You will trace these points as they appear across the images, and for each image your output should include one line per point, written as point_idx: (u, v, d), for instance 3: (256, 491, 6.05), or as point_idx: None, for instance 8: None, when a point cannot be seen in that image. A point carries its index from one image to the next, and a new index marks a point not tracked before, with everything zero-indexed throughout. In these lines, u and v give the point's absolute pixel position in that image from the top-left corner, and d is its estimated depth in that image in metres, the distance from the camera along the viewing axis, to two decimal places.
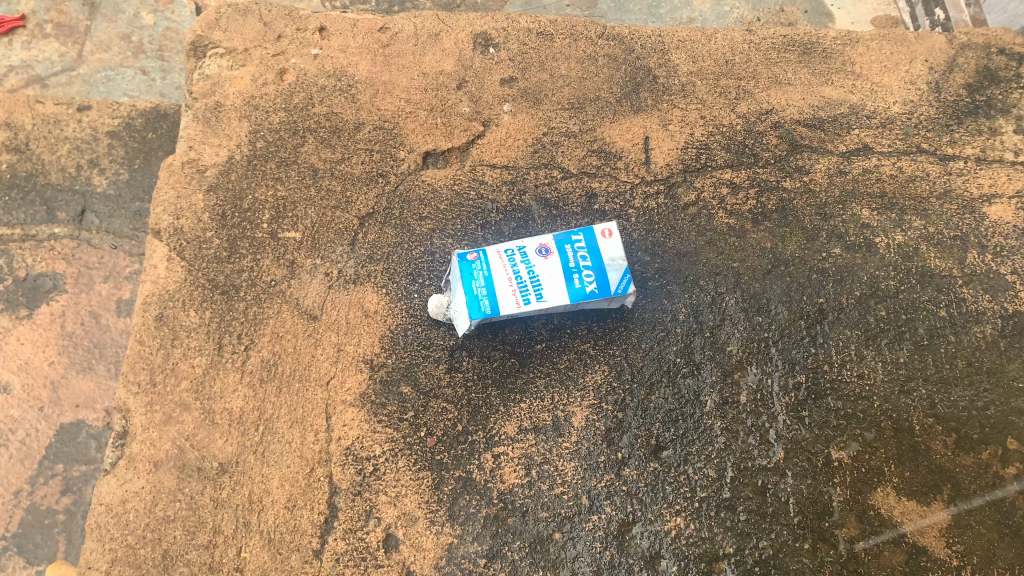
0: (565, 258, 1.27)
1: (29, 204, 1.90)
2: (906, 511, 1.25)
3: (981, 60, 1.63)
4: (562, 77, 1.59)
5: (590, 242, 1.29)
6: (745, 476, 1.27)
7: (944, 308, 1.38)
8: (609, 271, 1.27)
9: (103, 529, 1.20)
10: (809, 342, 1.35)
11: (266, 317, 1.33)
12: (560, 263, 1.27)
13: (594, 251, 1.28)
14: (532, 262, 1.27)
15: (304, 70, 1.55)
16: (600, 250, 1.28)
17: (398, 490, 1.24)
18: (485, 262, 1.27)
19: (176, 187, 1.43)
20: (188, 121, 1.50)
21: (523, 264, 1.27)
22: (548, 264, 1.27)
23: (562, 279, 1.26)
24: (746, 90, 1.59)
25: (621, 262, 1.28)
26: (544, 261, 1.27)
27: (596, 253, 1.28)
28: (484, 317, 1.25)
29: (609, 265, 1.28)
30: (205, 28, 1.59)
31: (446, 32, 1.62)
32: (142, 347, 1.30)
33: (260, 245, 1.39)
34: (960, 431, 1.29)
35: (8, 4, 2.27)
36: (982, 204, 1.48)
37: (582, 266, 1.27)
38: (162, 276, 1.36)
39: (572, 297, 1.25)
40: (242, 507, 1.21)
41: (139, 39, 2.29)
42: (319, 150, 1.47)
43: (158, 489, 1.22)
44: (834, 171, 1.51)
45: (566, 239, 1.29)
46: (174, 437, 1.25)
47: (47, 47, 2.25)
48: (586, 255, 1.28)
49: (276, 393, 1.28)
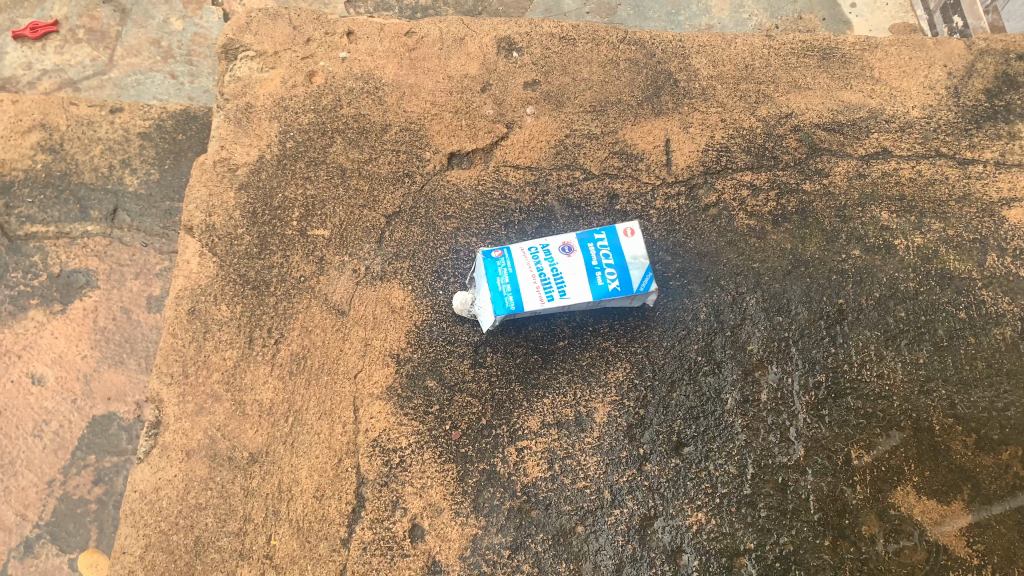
0: (588, 256, 1.29)
1: (62, 203, 1.94)
2: (926, 510, 1.26)
3: (1000, 66, 1.65)
4: (585, 80, 1.61)
5: (613, 240, 1.31)
6: (766, 473, 1.29)
7: (964, 310, 1.40)
8: (631, 269, 1.29)
9: (137, 515, 1.23)
10: (829, 341, 1.37)
11: (296, 312, 1.36)
12: (582, 261, 1.29)
13: (617, 249, 1.30)
14: (555, 260, 1.29)
15: (332, 73, 1.59)
16: (622, 248, 1.30)
17: (424, 482, 1.26)
18: (510, 259, 1.29)
19: (208, 185, 1.47)
20: (220, 121, 1.54)
21: (546, 262, 1.29)
22: (571, 262, 1.29)
23: (586, 277, 1.28)
24: (766, 94, 1.61)
25: (643, 260, 1.30)
26: (567, 259, 1.29)
27: (619, 251, 1.30)
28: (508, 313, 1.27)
29: (631, 263, 1.30)
30: (237, 31, 1.64)
31: (471, 36, 1.66)
32: (175, 339, 1.34)
33: (290, 242, 1.42)
34: (980, 431, 1.30)
35: (43, 10, 2.34)
36: (1001, 207, 1.49)
37: (604, 264, 1.29)
38: (195, 271, 1.39)
39: (594, 295, 1.28)
40: (272, 496, 1.24)
41: (168, 44, 2.35)
42: (347, 150, 1.51)
43: (190, 478, 1.25)
44: (854, 174, 1.53)
45: (589, 237, 1.31)
46: (206, 427, 1.28)
47: (79, 51, 2.31)
48: (609, 254, 1.30)
49: (305, 386, 1.31)
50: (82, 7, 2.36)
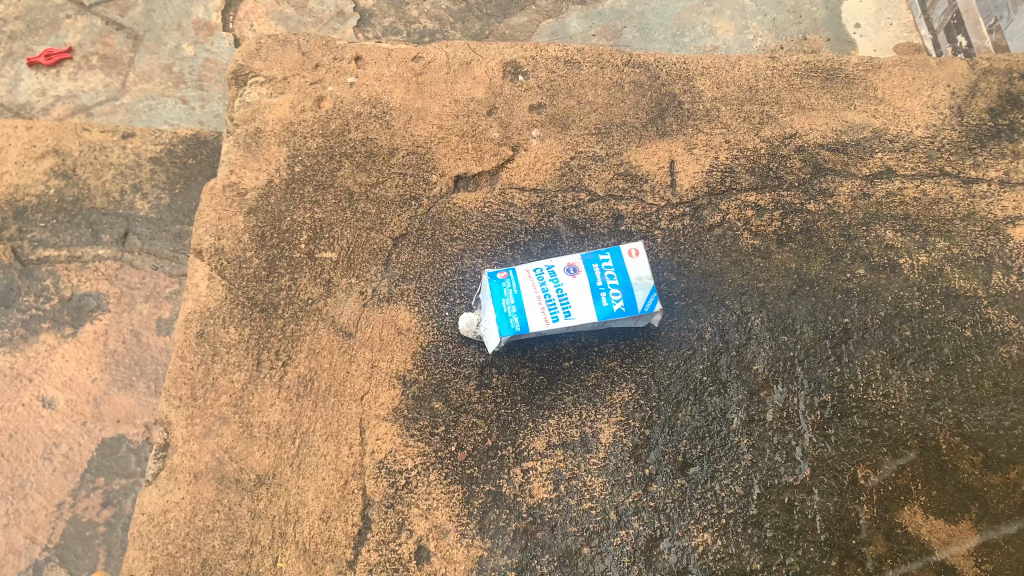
0: (593, 277, 1.30)
1: (75, 227, 1.96)
2: (933, 530, 1.25)
3: (1003, 85, 1.66)
4: (589, 103, 1.63)
5: (617, 262, 1.32)
6: (772, 493, 1.29)
7: (970, 328, 1.40)
8: (636, 290, 1.30)
9: (145, 538, 1.24)
10: (834, 361, 1.37)
11: (303, 334, 1.38)
12: (587, 282, 1.30)
13: (621, 271, 1.31)
14: (560, 281, 1.30)
15: (340, 98, 1.61)
16: (627, 269, 1.31)
17: (430, 503, 1.27)
18: (515, 281, 1.30)
19: (218, 209, 1.49)
20: (229, 146, 1.56)
21: (551, 283, 1.30)
22: (577, 284, 1.30)
23: (591, 298, 1.29)
24: (770, 115, 1.63)
25: (647, 282, 1.31)
26: (571, 280, 1.30)
27: (624, 272, 1.31)
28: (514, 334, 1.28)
29: (636, 284, 1.31)
30: (247, 57, 1.67)
31: (477, 61, 1.68)
32: (184, 362, 1.35)
33: (298, 265, 1.44)
34: (987, 450, 1.30)
35: (58, 37, 2.38)
36: (1007, 226, 1.49)
37: (609, 286, 1.30)
38: (204, 294, 1.41)
39: (600, 316, 1.28)
40: (279, 518, 1.25)
41: (180, 70, 2.38)
42: (354, 174, 1.52)
43: (198, 500, 1.26)
44: (858, 194, 1.53)
45: (593, 259, 1.32)
46: (214, 449, 1.29)
47: (93, 78, 2.35)
48: (614, 275, 1.31)
49: (312, 407, 1.32)
50: (95, 34, 2.40)
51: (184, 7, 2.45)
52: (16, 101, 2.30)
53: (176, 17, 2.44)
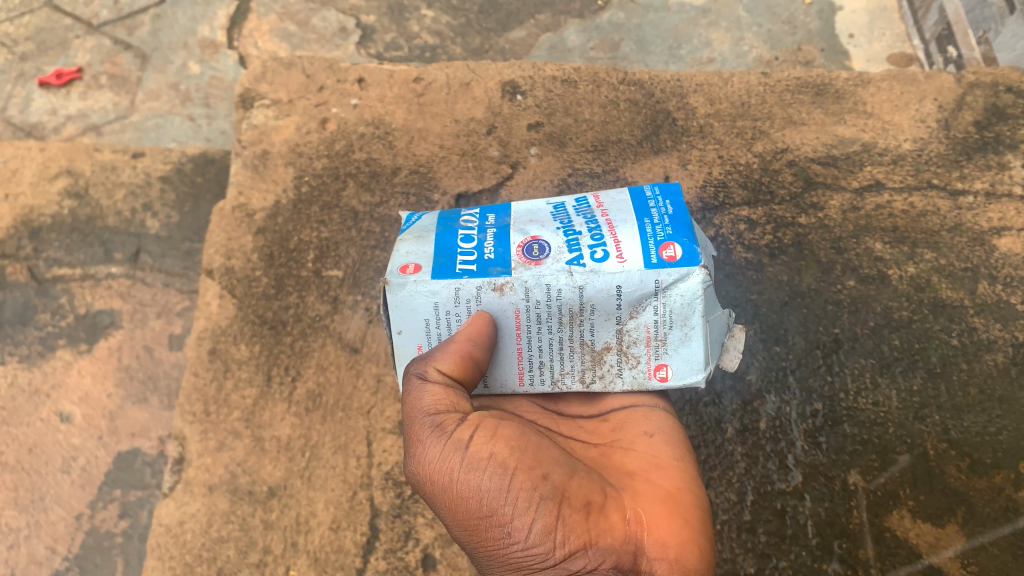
0: (639, 198, 1.10)
1: (88, 246, 1.94)
2: (921, 534, 1.30)
3: (989, 99, 1.68)
4: (586, 121, 1.68)
5: (666, 189, 1.11)
6: (765, 500, 1.36)
7: (956, 337, 1.42)
8: (675, 301, 1.01)
9: (163, 548, 1.35)
10: (825, 371, 1.42)
11: (311, 350, 1.43)
12: (631, 215, 1.07)
13: (672, 195, 1.09)
14: (519, 242, 1.06)
15: (344, 120, 1.66)
16: (683, 196, 1.09)
17: (436, 512, 1.32)
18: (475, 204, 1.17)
19: (227, 229, 1.56)
20: (238, 168, 1.63)
21: (499, 227, 1.09)
22: (582, 236, 1.05)
23: (573, 254, 1.03)
24: (761, 130, 1.67)
25: (696, 300, 1.00)
26: (541, 233, 1.07)
27: (692, 299, 1.01)
28: (433, 263, 1.05)
29: (631, 276, 1.00)
30: (253, 80, 1.73)
31: (476, 81, 1.72)
32: (197, 378, 1.43)
33: (305, 283, 1.48)
34: (973, 456, 1.33)
35: (68, 57, 2.48)
36: (993, 237, 1.51)
37: (604, 241, 1.03)
38: (215, 312, 1.48)
39: (613, 282, 1.00)
40: (290, 528, 1.33)
41: (187, 88, 2.44)
42: (359, 194, 1.57)
43: (212, 511, 1.36)
44: (848, 208, 1.56)
45: (635, 189, 1.12)
46: (227, 463, 1.38)
47: (101, 97, 2.43)
48: (664, 202, 1.08)
49: (321, 421, 1.38)
50: (104, 53, 2.48)
51: (190, 25, 2.52)
52: (29, 121, 2.41)
53: (182, 35, 2.50)
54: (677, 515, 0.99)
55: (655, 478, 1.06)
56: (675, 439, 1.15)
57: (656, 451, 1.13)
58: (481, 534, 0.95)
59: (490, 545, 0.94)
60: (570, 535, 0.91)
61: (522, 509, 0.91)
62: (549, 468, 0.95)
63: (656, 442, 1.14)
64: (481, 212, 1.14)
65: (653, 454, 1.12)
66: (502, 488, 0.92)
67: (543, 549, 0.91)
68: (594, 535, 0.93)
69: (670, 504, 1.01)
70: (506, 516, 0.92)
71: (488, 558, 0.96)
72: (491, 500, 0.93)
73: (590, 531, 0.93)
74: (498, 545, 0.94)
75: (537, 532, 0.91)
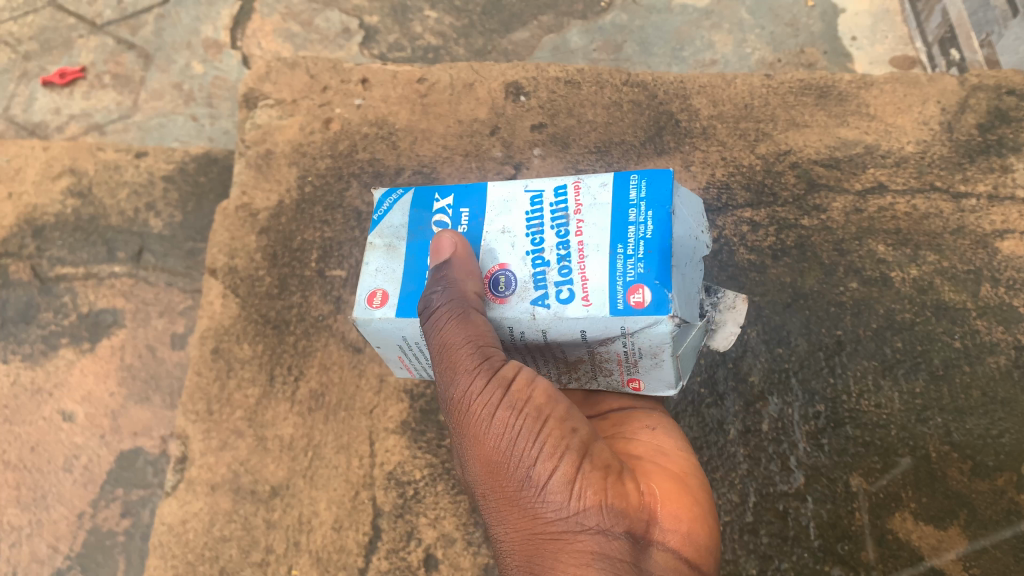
0: (620, 200, 0.95)
1: (91, 245, 1.94)
2: (923, 536, 1.30)
3: (992, 101, 1.67)
4: (590, 122, 1.68)
5: (654, 181, 0.95)
6: (767, 501, 1.36)
7: (959, 339, 1.42)
8: (644, 344, 0.91)
9: (165, 547, 1.36)
10: (828, 372, 1.42)
11: (314, 349, 1.43)
12: (606, 234, 0.94)
13: (658, 196, 0.94)
14: (486, 271, 0.99)
15: (348, 120, 1.67)
16: (670, 198, 0.93)
17: (438, 512, 1.31)
18: (450, 188, 1.06)
19: (231, 229, 1.56)
20: (242, 168, 1.63)
21: (470, 242, 1.01)
22: (549, 264, 0.95)
23: (539, 291, 0.94)
24: (764, 132, 1.67)
25: (665, 346, 0.89)
26: (510, 259, 0.98)
27: (662, 341, 0.89)
28: (402, 294, 1.02)
29: (594, 323, 0.90)
30: (257, 81, 1.73)
31: (480, 82, 1.72)
32: (200, 378, 1.44)
33: (308, 283, 1.49)
34: (975, 458, 1.33)
35: (72, 57, 2.49)
36: (996, 239, 1.51)
37: (571, 276, 0.93)
38: (218, 311, 1.49)
39: (576, 326, 0.92)
40: (292, 528, 1.33)
41: (190, 88, 2.45)
42: (362, 194, 1.57)
43: (215, 510, 1.36)
44: (851, 210, 1.56)
45: (619, 178, 0.97)
46: (230, 462, 1.38)
47: (105, 97, 2.44)
48: (646, 212, 0.93)
49: (324, 420, 1.38)
50: (107, 53, 2.49)
51: (193, 25, 2.52)
52: (32, 121, 2.42)
53: (186, 35, 2.51)
54: (684, 493, 1.03)
55: (662, 463, 1.10)
56: (675, 432, 1.18)
57: (660, 441, 1.15)
58: (500, 476, 0.95)
59: (506, 488, 0.95)
60: (589, 489, 0.92)
61: (548, 455, 0.93)
62: (577, 424, 0.97)
63: (659, 434, 1.16)
64: (454, 207, 1.05)
65: (656, 443, 1.14)
66: (533, 434, 0.94)
67: (561, 498, 0.92)
68: (615, 493, 0.93)
69: (678, 485, 1.04)
70: (532, 461, 0.93)
71: (501, 503, 0.96)
72: (519, 444, 0.94)
73: (610, 489, 0.93)
74: (517, 490, 0.94)
75: (557, 480, 0.92)
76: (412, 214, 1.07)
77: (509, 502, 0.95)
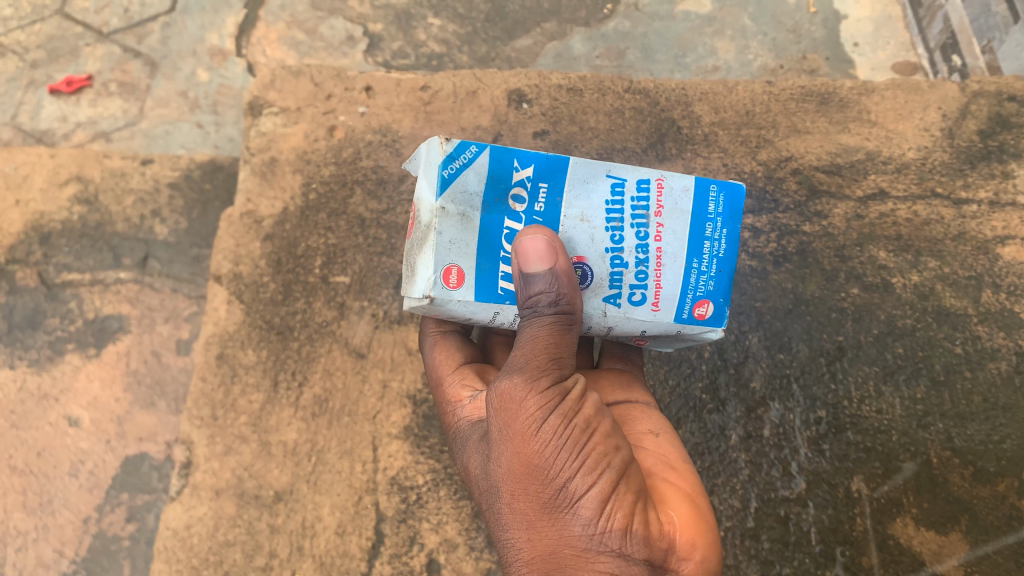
0: (700, 211, 0.97)
1: (97, 251, 1.96)
2: (925, 541, 1.31)
3: (993, 107, 1.68)
4: (591, 129, 1.69)
5: (730, 197, 0.98)
6: (768, 507, 1.37)
7: (960, 345, 1.42)
8: (685, 340, 1.03)
9: (170, 551, 1.36)
10: (829, 378, 1.43)
11: (318, 355, 1.45)
12: (684, 245, 0.97)
13: (732, 214, 0.99)
14: None
15: (352, 127, 1.68)
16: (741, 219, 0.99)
17: (440, 517, 1.34)
18: (531, 156, 0.93)
19: (235, 236, 1.56)
20: (246, 175, 1.63)
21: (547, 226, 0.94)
22: (627, 266, 0.96)
23: (613, 291, 0.97)
24: (766, 139, 1.68)
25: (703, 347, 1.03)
26: (589, 252, 0.95)
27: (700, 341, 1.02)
28: (478, 274, 0.93)
29: (659, 326, 0.99)
30: (262, 88, 1.73)
31: (483, 89, 1.73)
32: (204, 384, 1.44)
33: (312, 289, 1.50)
34: (977, 464, 1.34)
35: (78, 65, 2.51)
36: (996, 245, 1.52)
37: (647, 281, 0.97)
38: (222, 317, 1.49)
39: (640, 326, 0.99)
40: (296, 533, 1.34)
41: (195, 95, 2.48)
42: (366, 201, 1.59)
43: (219, 515, 1.37)
44: (852, 216, 1.57)
45: (700, 184, 0.98)
46: (234, 467, 1.39)
47: (111, 104, 2.46)
48: (722, 228, 0.98)
49: (327, 426, 1.40)
50: (114, 61, 2.51)
51: (198, 33, 2.53)
52: (39, 128, 2.44)
53: (191, 43, 2.52)
54: (700, 517, 1.04)
55: (672, 477, 1.09)
56: (674, 438, 1.18)
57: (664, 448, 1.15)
58: (535, 480, 0.96)
59: (538, 495, 0.96)
60: (619, 512, 0.94)
61: (582, 472, 0.95)
62: (616, 446, 0.99)
63: (663, 441, 1.16)
64: (534, 180, 0.93)
65: (662, 452, 1.14)
66: (576, 447, 0.96)
67: (591, 516, 0.93)
68: (641, 520, 0.95)
69: (693, 507, 1.05)
70: (572, 475, 0.94)
71: (530, 507, 0.97)
72: (563, 456, 0.95)
73: (637, 515, 0.95)
74: (552, 500, 0.95)
75: (593, 497, 0.93)
76: (488, 178, 0.92)
77: (541, 509, 0.96)
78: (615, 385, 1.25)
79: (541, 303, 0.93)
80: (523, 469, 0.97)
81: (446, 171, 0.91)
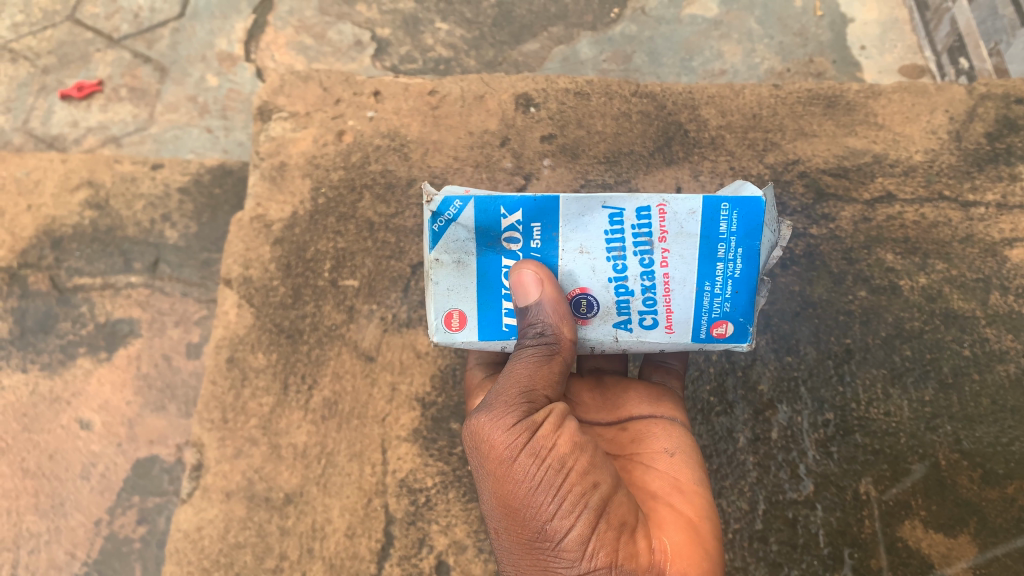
0: (710, 232, 1.02)
1: (108, 255, 1.97)
2: (933, 543, 1.31)
3: (1001, 110, 1.68)
4: (599, 132, 1.70)
5: (744, 213, 1.01)
6: (777, 509, 1.37)
7: (968, 347, 1.42)
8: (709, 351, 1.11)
9: (181, 553, 1.38)
10: (836, 380, 1.43)
11: (328, 358, 1.46)
12: (690, 269, 1.04)
13: (748, 231, 1.01)
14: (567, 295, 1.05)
15: (360, 132, 1.69)
16: (759, 235, 1.02)
17: (449, 519, 1.35)
18: (518, 203, 1.02)
19: (245, 240, 1.58)
20: (256, 179, 1.66)
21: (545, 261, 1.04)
22: (634, 294, 1.05)
23: (622, 318, 1.06)
24: (773, 142, 1.68)
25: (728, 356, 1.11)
26: (591, 283, 1.05)
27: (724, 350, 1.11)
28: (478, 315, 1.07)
29: (675, 345, 1.08)
30: (272, 93, 1.76)
31: (490, 94, 1.74)
32: (215, 387, 1.46)
33: (322, 292, 1.51)
34: (985, 466, 1.33)
35: (88, 71, 2.53)
36: (1004, 248, 1.51)
37: (656, 307, 1.05)
38: (233, 321, 1.51)
39: (657, 346, 1.08)
40: (306, 535, 1.35)
41: (204, 100, 2.49)
42: (374, 205, 1.59)
43: (230, 517, 1.38)
44: (859, 219, 1.57)
45: (708, 206, 1.01)
46: (244, 469, 1.40)
47: (122, 110, 2.49)
48: (736, 248, 1.02)
49: (336, 428, 1.41)
50: (123, 66, 2.53)
51: (208, 38, 2.55)
52: (50, 133, 2.47)
53: (200, 48, 2.54)
54: (697, 545, 1.04)
55: (678, 503, 1.10)
56: (690, 457, 1.18)
57: (677, 471, 1.15)
58: (518, 519, 0.99)
59: (521, 533, 0.99)
60: (602, 549, 0.95)
61: (563, 510, 0.96)
62: (600, 478, 1.00)
63: (677, 463, 1.16)
64: (524, 223, 1.03)
65: (675, 476, 1.14)
66: (553, 486, 0.97)
67: (572, 556, 0.95)
68: (627, 554, 0.96)
69: (692, 534, 1.05)
70: (549, 515, 0.96)
71: (515, 545, 1.00)
72: (541, 497, 0.97)
73: (622, 550, 0.96)
74: (534, 539, 0.98)
75: (573, 538, 0.95)
76: (477, 228, 1.03)
77: (526, 548, 0.98)
78: (643, 397, 1.26)
79: (530, 332, 1.04)
80: (504, 509, 1.00)
81: (435, 227, 1.03)
